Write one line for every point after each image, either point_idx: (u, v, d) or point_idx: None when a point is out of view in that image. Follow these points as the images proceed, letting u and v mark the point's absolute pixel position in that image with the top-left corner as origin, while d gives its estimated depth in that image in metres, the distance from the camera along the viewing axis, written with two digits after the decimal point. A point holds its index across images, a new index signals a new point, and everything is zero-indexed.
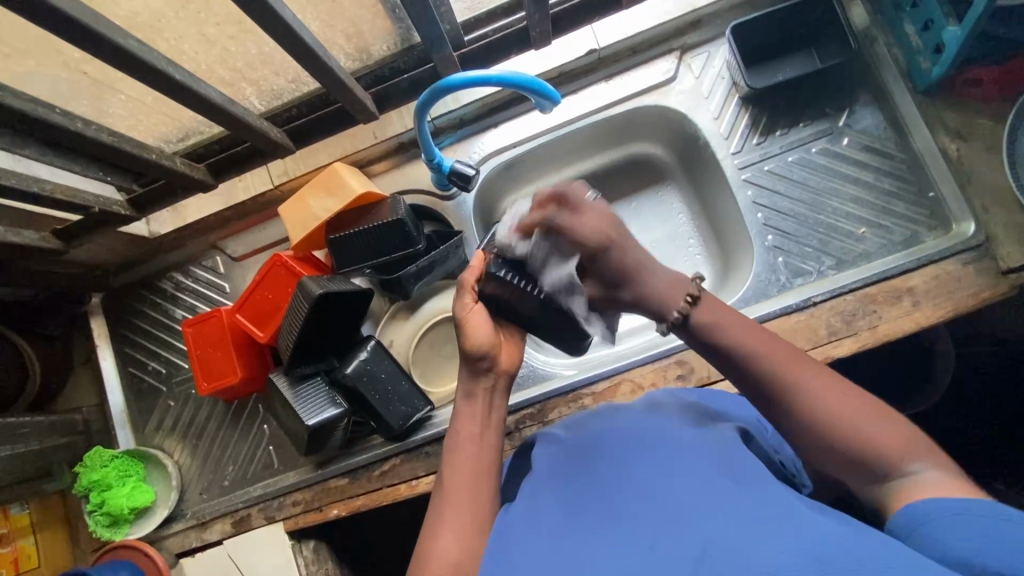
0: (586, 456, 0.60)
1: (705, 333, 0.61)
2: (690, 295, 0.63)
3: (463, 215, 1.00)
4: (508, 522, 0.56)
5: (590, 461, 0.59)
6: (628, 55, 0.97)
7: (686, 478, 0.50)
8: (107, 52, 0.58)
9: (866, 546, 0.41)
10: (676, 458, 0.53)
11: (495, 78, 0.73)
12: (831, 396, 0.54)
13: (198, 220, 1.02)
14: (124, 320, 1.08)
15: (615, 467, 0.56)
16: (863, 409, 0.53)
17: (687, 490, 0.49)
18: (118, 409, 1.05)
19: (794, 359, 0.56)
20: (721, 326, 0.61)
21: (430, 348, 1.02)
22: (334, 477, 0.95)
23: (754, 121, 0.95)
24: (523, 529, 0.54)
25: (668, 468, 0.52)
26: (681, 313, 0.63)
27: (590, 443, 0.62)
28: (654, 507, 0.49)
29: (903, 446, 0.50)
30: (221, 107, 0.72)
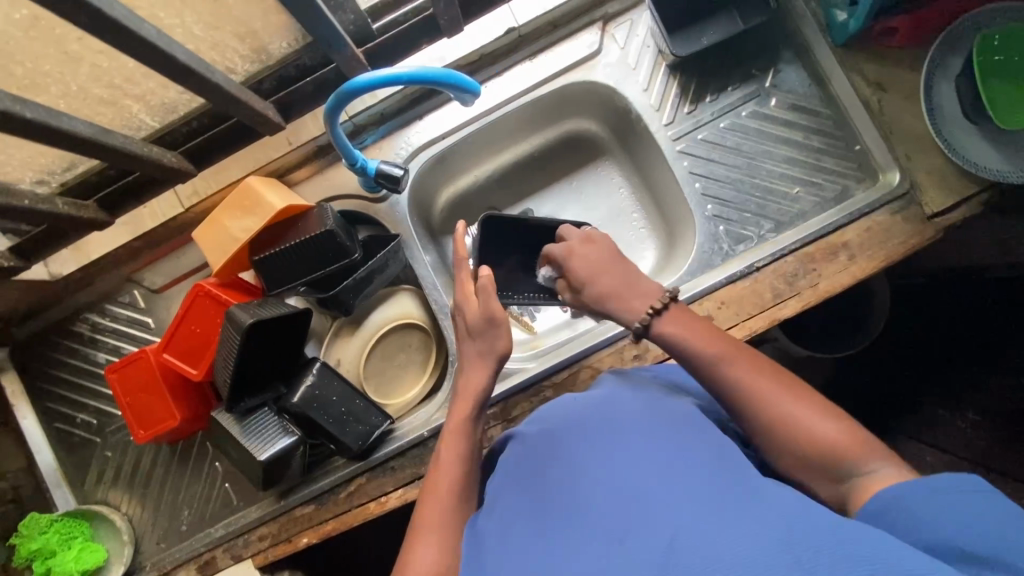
0: (548, 448, 0.58)
1: (665, 339, 0.64)
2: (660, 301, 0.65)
3: (398, 216, 0.95)
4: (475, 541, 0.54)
5: (549, 450, 0.57)
6: (550, 30, 0.92)
7: (643, 463, 0.49)
8: None
9: (831, 524, 0.40)
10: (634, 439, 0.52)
11: (404, 77, 0.67)
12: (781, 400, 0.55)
13: (104, 256, 0.92)
14: (40, 373, 0.99)
15: (570, 457, 0.54)
16: (809, 408, 0.55)
17: (645, 478, 0.47)
18: (50, 468, 0.97)
19: (751, 368, 0.58)
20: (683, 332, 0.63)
21: (383, 360, 0.98)
22: (299, 505, 0.92)
23: (683, 90, 0.93)
24: (492, 546, 0.52)
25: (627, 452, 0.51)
26: (645, 317, 0.65)
27: (549, 433, 0.59)
28: (615, 496, 0.47)
29: (855, 445, 0.51)
30: (94, 140, 0.63)
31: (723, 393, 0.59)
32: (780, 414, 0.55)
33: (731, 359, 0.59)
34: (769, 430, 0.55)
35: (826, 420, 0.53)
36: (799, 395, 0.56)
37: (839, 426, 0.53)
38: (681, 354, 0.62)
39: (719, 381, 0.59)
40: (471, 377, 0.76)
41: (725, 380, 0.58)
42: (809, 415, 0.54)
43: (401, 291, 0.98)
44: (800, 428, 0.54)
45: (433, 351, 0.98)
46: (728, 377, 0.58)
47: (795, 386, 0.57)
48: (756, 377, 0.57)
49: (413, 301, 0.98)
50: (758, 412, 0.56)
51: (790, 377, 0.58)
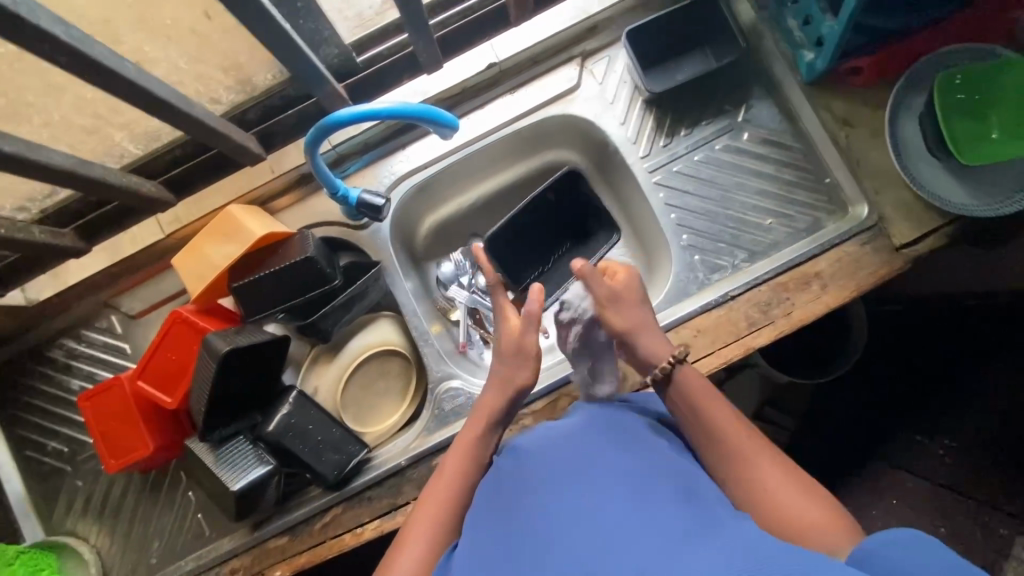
0: (517, 481, 0.58)
1: (676, 392, 0.68)
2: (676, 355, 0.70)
3: (379, 243, 0.96)
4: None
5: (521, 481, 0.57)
6: (530, 66, 0.95)
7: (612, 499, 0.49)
8: None
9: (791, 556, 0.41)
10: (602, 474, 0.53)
11: (383, 112, 0.68)
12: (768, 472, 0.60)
13: (82, 281, 0.92)
14: (12, 399, 0.97)
15: (541, 488, 0.54)
16: (793, 486, 0.58)
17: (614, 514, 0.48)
18: (18, 498, 0.95)
19: (747, 438, 0.63)
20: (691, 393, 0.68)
21: (361, 388, 0.97)
22: (273, 537, 0.90)
23: (658, 124, 0.96)
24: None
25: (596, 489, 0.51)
26: (666, 366, 0.69)
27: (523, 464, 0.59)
28: (585, 532, 0.47)
29: (825, 526, 0.55)
30: (73, 171, 0.64)
31: (716, 453, 0.63)
32: (763, 482, 0.59)
33: (727, 429, 0.63)
34: (758, 501, 0.58)
35: (809, 499, 0.57)
36: (786, 473, 0.60)
37: (823, 508, 0.56)
38: (685, 409, 0.67)
39: (714, 441, 0.64)
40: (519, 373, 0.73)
41: (718, 442, 0.63)
42: (789, 491, 0.58)
43: (379, 318, 0.99)
44: (781, 502, 0.57)
45: (412, 377, 0.98)
46: (724, 442, 0.63)
47: (783, 466, 0.61)
48: (749, 449, 0.62)
49: (392, 327, 0.99)
50: (740, 479, 0.61)
51: (779, 453, 0.62)
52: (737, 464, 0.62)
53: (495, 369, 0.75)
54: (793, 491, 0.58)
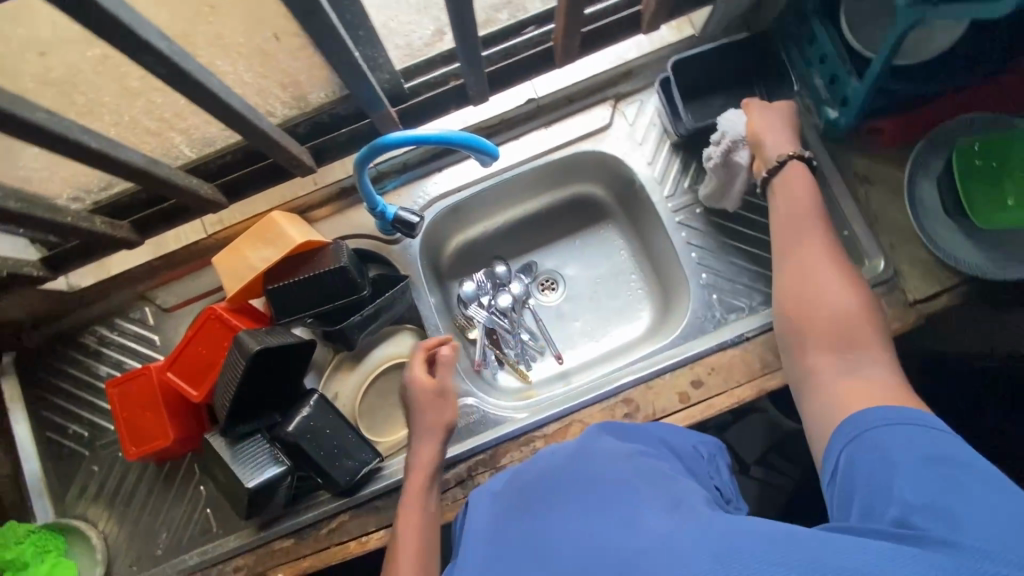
0: (508, 520, 0.59)
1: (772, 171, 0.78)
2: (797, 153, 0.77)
3: (409, 258, 1.01)
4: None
5: (528, 505, 0.60)
6: (566, 103, 0.99)
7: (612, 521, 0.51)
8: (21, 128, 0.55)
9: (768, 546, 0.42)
10: (607, 499, 0.55)
11: (433, 137, 0.73)
12: (826, 266, 0.70)
13: (124, 272, 0.97)
14: (40, 381, 1.01)
15: (547, 514, 0.56)
16: (846, 289, 0.68)
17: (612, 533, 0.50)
18: (35, 477, 0.97)
19: (813, 235, 0.72)
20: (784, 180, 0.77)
21: (378, 397, 0.99)
22: (279, 538, 0.91)
23: (683, 168, 0.99)
24: None
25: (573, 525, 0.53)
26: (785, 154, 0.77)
27: (530, 491, 0.62)
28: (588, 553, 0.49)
29: (866, 338, 0.64)
30: (143, 168, 0.69)
31: (785, 223, 0.75)
32: (818, 272, 0.70)
33: (807, 216, 0.73)
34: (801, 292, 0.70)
35: (853, 300, 0.67)
36: (854, 292, 0.68)
37: (862, 307, 0.67)
38: (773, 199, 0.77)
39: (787, 222, 0.74)
40: (433, 416, 0.79)
41: (787, 220, 0.74)
42: (840, 289, 0.68)
43: (404, 330, 1.02)
44: (826, 309, 0.67)
45: None
46: (795, 212, 0.74)
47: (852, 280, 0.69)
48: (819, 241, 0.72)
49: (413, 341, 1.02)
50: (793, 258, 0.73)
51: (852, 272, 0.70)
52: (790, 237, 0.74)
53: (419, 422, 0.79)
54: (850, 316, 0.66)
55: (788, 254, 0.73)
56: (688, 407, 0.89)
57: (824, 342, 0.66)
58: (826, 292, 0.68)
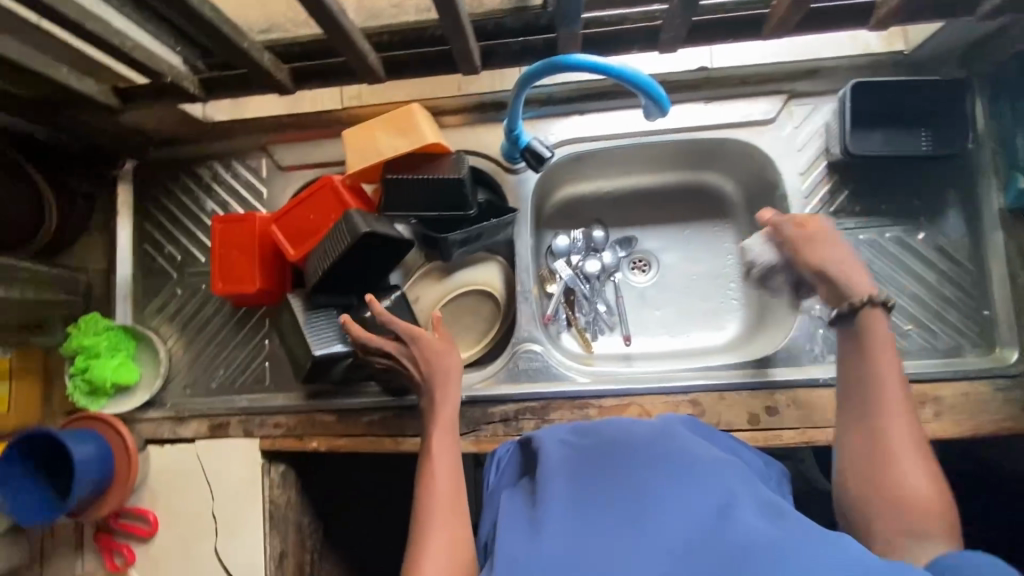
0: (580, 465, 0.60)
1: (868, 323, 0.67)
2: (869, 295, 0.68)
3: (522, 192, 0.97)
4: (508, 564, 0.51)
5: (604, 457, 0.60)
6: (735, 84, 0.93)
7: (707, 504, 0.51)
8: None
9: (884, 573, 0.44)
10: (697, 477, 0.54)
11: (614, 70, 0.69)
12: (898, 426, 0.62)
13: (257, 117, 0.99)
14: (151, 196, 1.05)
15: (630, 475, 0.56)
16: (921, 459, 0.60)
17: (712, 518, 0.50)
18: (124, 281, 1.03)
19: (889, 398, 0.63)
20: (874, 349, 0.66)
21: (452, 315, 1.02)
22: (323, 411, 0.94)
23: (834, 191, 0.92)
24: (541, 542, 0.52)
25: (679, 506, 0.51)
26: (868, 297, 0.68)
27: (606, 443, 0.62)
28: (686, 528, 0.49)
29: (936, 514, 0.57)
30: (329, 15, 0.67)
31: (858, 396, 0.65)
32: (886, 436, 0.62)
33: (888, 379, 0.64)
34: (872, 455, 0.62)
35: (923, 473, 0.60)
36: (932, 474, 0.60)
37: (930, 482, 0.59)
38: (849, 347, 0.68)
39: (853, 382, 0.66)
40: (448, 360, 0.82)
41: (862, 381, 0.65)
42: (905, 456, 0.61)
43: (495, 261, 1.02)
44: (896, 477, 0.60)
45: (496, 327, 1.00)
46: (875, 390, 0.64)
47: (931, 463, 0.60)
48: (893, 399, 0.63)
49: (499, 274, 1.01)
50: (862, 425, 0.64)
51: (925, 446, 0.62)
52: (868, 417, 0.64)
53: (432, 368, 0.81)
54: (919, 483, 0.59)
55: (851, 435, 0.64)
56: (754, 430, 0.86)
57: (882, 517, 0.59)
58: (895, 465, 0.60)
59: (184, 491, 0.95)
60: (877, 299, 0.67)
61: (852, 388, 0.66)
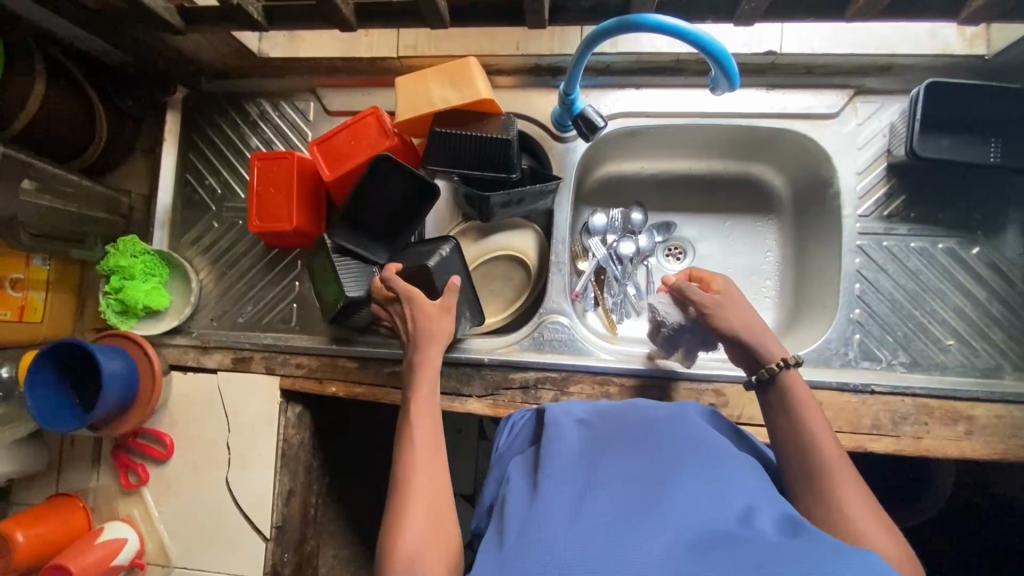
0: (593, 450, 0.58)
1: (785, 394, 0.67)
2: (786, 358, 0.69)
3: (567, 161, 0.95)
4: (517, 527, 0.51)
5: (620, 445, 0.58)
6: (801, 73, 0.90)
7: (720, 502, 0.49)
8: None
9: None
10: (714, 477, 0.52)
11: (692, 35, 0.65)
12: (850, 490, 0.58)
13: (310, 57, 0.98)
14: (198, 126, 1.05)
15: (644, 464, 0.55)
16: (878, 524, 0.55)
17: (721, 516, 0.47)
18: (164, 208, 1.04)
19: (839, 459, 0.60)
20: (799, 405, 0.66)
21: (482, 278, 1.02)
22: (344, 357, 0.95)
23: (890, 195, 0.89)
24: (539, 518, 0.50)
25: (697, 488, 0.51)
26: (780, 362, 0.68)
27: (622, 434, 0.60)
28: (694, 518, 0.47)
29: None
30: None
31: (805, 459, 0.61)
32: (845, 500, 0.57)
33: (824, 442, 0.62)
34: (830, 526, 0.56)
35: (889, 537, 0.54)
36: (886, 529, 0.55)
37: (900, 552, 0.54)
38: (784, 421, 0.66)
39: (798, 445, 0.63)
40: (438, 325, 0.80)
41: (803, 441, 0.63)
42: (870, 522, 0.55)
43: (530, 228, 1.00)
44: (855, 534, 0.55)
45: (526, 295, 0.99)
46: (818, 457, 0.61)
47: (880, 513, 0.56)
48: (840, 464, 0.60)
49: (533, 241, 0.99)
50: (820, 489, 0.59)
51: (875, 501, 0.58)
52: (820, 484, 0.59)
53: (420, 327, 0.80)
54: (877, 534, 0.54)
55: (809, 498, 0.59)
56: None
57: None
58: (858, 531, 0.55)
59: (202, 418, 0.97)
60: (790, 362, 0.68)
61: (801, 457, 0.62)
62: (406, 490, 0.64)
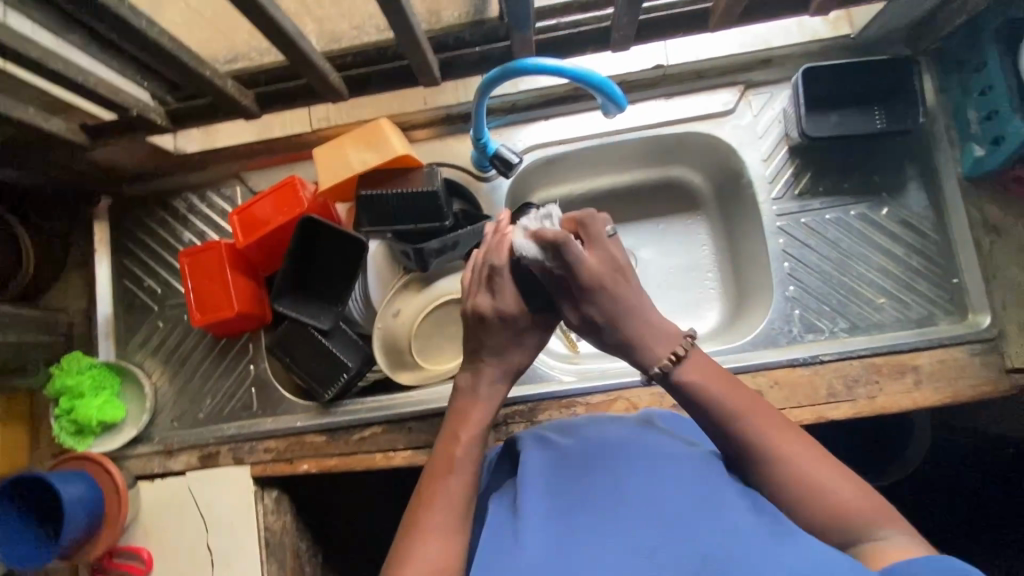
0: (564, 466, 0.60)
1: (685, 388, 0.61)
2: (681, 348, 0.62)
3: (494, 199, 0.99)
4: (484, 564, 0.50)
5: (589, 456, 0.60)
6: (693, 78, 0.95)
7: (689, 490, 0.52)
8: None
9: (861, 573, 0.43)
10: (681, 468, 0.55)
11: (569, 72, 0.71)
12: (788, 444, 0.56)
13: (227, 146, 1.01)
14: (128, 231, 1.05)
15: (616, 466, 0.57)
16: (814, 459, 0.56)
17: (691, 505, 0.50)
18: (105, 318, 1.03)
19: (764, 413, 0.58)
20: (703, 385, 0.61)
21: (434, 327, 0.96)
22: (311, 433, 0.94)
23: (797, 175, 0.94)
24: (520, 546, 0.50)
25: (656, 503, 0.51)
26: (668, 361, 0.62)
27: (593, 444, 0.62)
28: (665, 513, 0.50)
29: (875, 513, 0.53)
30: (290, 39, 0.69)
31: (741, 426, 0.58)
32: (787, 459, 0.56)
33: (738, 401, 0.59)
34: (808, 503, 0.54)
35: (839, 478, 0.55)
36: (831, 466, 0.55)
37: (844, 483, 0.55)
38: (693, 409, 0.61)
39: (722, 412, 0.59)
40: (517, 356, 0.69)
41: (724, 411, 0.59)
42: (818, 466, 0.55)
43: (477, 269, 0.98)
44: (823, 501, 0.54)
45: None
46: (751, 425, 0.58)
47: (840, 468, 0.55)
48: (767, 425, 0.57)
49: None
50: (762, 457, 0.56)
51: (804, 434, 0.58)
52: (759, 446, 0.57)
53: (499, 351, 0.69)
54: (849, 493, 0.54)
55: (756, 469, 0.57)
56: None
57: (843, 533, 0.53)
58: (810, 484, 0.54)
59: (178, 524, 0.94)
60: (680, 355, 0.62)
61: (725, 431, 0.59)
62: (424, 498, 0.59)
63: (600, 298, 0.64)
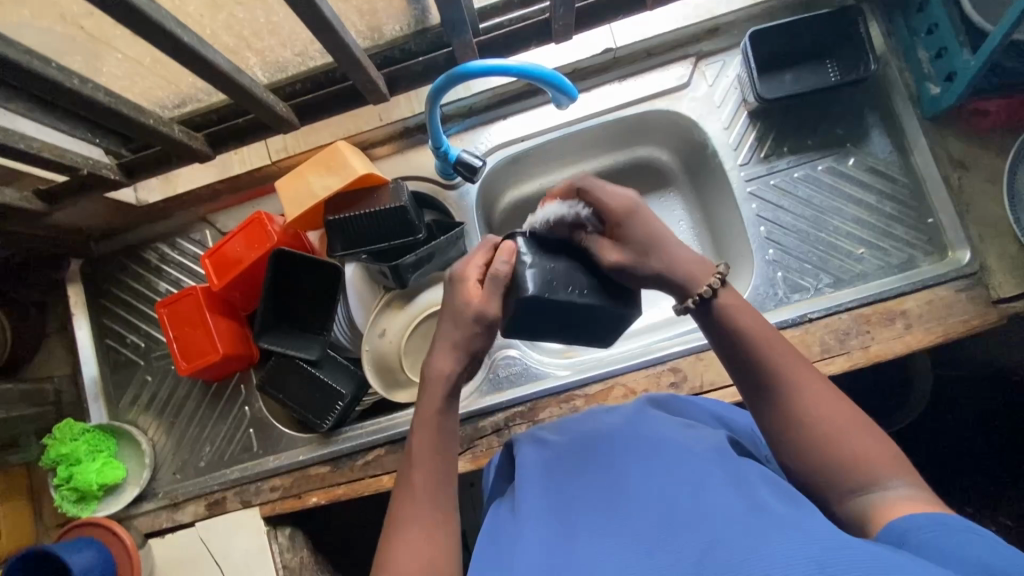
0: (560, 468, 0.59)
1: (719, 315, 0.61)
2: (715, 279, 0.61)
3: (464, 205, 0.97)
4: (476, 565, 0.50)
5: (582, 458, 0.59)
6: (643, 57, 0.95)
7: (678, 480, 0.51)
8: (121, 13, 0.54)
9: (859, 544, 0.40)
10: (670, 457, 0.54)
11: (514, 69, 0.70)
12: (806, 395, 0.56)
13: (190, 191, 0.98)
14: (103, 289, 1.04)
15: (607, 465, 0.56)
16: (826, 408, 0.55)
17: (681, 492, 0.49)
18: (92, 380, 1.01)
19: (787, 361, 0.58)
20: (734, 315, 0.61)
21: (422, 341, 0.98)
22: (315, 464, 0.93)
23: (761, 138, 0.94)
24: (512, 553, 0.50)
25: (644, 502, 0.50)
26: (708, 289, 0.61)
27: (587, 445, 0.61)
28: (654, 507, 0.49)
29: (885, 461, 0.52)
30: (228, 75, 0.68)
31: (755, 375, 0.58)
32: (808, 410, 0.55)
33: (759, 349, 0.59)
34: (803, 443, 0.55)
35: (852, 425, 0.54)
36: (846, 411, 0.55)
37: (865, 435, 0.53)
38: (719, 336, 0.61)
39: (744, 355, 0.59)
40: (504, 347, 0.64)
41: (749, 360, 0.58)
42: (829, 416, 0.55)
43: None
44: (831, 450, 0.53)
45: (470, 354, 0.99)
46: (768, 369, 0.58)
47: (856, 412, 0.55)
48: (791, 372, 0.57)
49: None
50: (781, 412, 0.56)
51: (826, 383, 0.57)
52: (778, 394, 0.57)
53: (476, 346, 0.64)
54: (853, 441, 0.53)
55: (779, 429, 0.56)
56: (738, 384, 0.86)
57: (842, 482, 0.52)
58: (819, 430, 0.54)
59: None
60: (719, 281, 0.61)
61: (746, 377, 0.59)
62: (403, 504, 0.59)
63: (662, 247, 0.64)
